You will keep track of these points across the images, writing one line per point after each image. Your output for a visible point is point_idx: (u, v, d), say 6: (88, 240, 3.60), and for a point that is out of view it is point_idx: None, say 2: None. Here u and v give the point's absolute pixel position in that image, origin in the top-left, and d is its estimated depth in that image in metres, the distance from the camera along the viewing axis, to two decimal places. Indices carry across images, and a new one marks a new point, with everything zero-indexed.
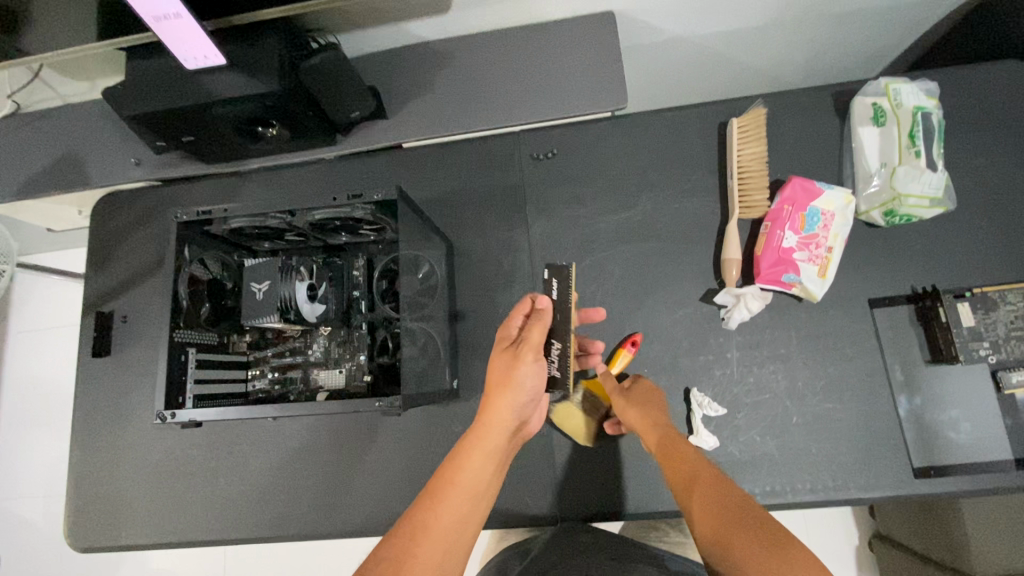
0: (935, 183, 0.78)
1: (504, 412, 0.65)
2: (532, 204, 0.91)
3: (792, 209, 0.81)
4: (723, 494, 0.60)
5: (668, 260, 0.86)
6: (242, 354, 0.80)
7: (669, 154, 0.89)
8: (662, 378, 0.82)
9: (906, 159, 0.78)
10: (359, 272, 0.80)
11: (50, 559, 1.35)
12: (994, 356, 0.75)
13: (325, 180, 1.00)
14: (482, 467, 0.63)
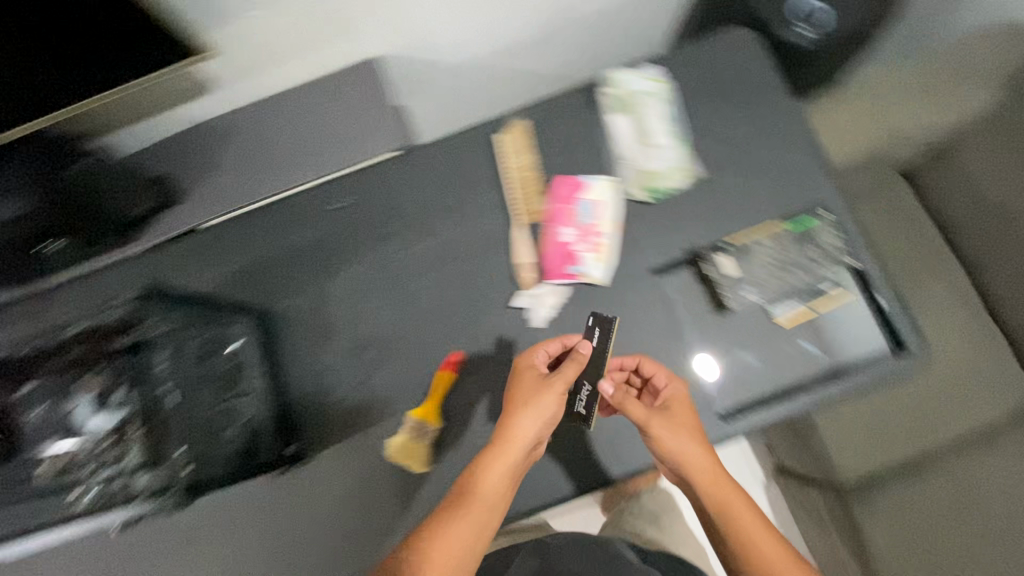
0: (672, 157, 0.87)
1: (517, 445, 0.73)
2: (337, 254, 0.94)
3: (563, 206, 0.88)
4: (732, 502, 0.73)
5: (471, 277, 0.91)
6: (48, 484, 0.76)
7: (454, 179, 0.94)
8: (486, 389, 0.86)
9: (642, 145, 0.88)
10: (157, 364, 0.79)
11: None
12: (758, 296, 0.83)
13: (124, 279, 0.93)
14: (501, 481, 0.72)
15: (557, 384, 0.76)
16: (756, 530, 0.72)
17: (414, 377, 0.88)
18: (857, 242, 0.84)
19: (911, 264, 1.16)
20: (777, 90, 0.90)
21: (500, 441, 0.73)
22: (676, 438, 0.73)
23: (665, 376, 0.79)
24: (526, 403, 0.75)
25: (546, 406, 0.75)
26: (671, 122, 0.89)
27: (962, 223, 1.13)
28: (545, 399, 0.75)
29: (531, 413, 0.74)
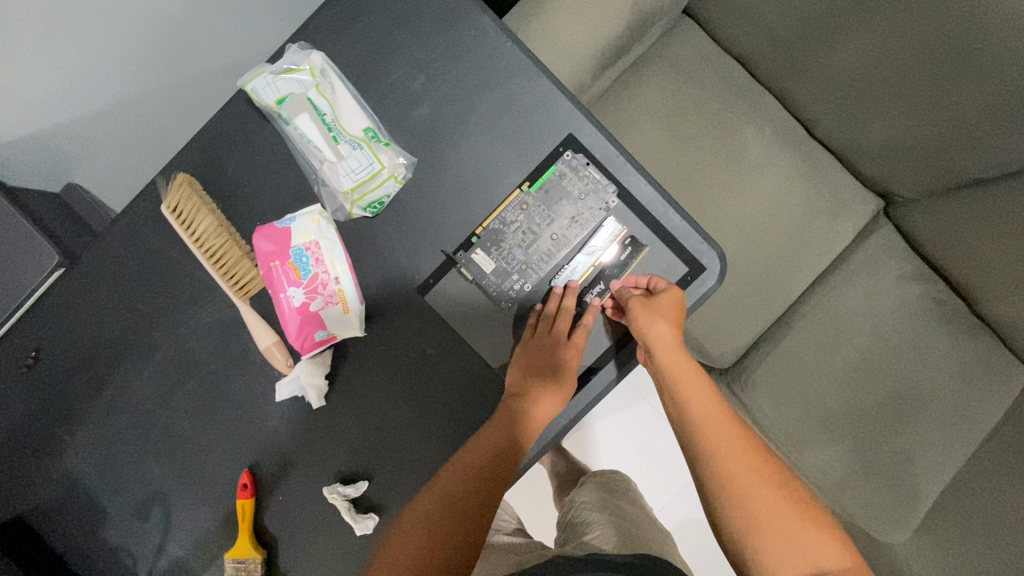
0: (362, 159, 0.68)
1: (536, 413, 0.68)
2: (65, 415, 0.76)
3: (278, 263, 0.69)
4: (710, 411, 0.65)
5: (225, 376, 0.75)
6: None
7: (148, 272, 0.75)
8: (296, 491, 0.74)
9: (323, 156, 0.69)
10: None
11: None
12: (527, 284, 0.72)
13: None
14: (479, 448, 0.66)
15: (584, 319, 0.70)
16: (731, 441, 0.62)
17: (212, 509, 0.75)
18: (616, 164, 0.70)
19: (721, 117, 1.04)
20: (464, 3, 0.70)
21: (536, 395, 0.68)
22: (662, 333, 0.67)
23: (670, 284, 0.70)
24: (531, 346, 0.70)
25: (569, 357, 0.69)
26: (340, 114, 0.69)
27: (753, 52, 1.00)
28: (549, 353, 0.69)
29: (524, 382, 0.69)
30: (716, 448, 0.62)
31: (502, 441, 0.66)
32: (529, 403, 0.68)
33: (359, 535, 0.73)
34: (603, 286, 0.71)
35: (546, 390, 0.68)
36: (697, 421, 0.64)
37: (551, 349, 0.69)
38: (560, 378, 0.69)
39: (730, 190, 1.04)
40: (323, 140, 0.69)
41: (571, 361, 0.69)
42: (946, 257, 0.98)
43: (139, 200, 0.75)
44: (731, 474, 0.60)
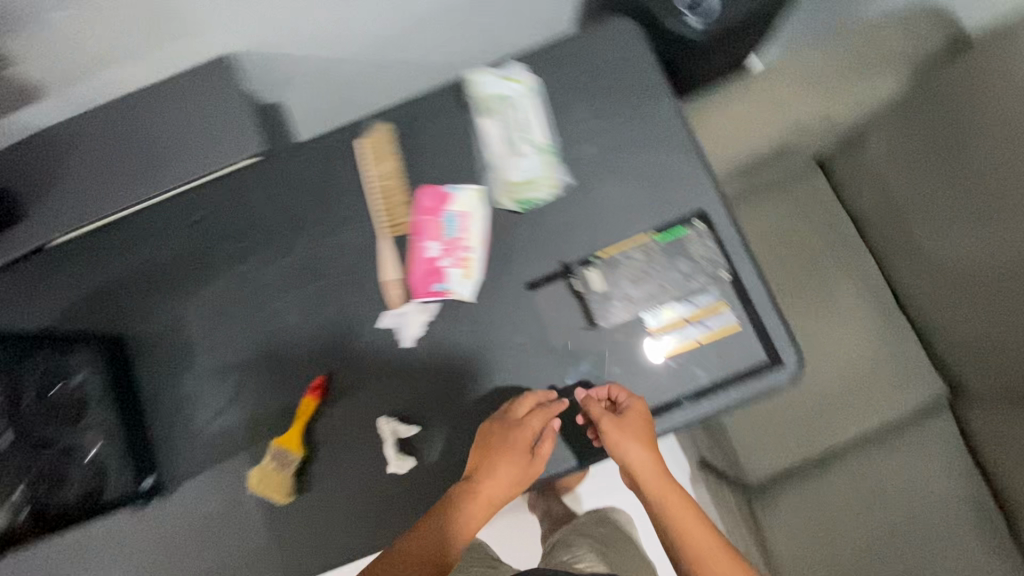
0: (535, 163, 0.81)
1: (493, 497, 0.74)
2: (194, 271, 0.87)
3: (430, 218, 0.82)
4: (677, 507, 0.75)
5: (340, 292, 0.85)
6: None
7: (317, 187, 0.87)
8: (353, 412, 0.81)
9: (503, 150, 0.83)
10: None
11: None
12: (625, 312, 0.79)
13: None
14: (428, 540, 0.72)
15: (546, 416, 0.75)
16: (699, 531, 0.74)
17: (278, 401, 0.83)
18: (734, 248, 0.80)
19: (822, 256, 1.13)
20: (656, 83, 0.85)
21: (495, 481, 0.74)
22: (634, 449, 0.73)
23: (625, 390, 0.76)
24: (488, 443, 0.75)
25: (529, 450, 0.75)
26: (530, 124, 0.83)
27: (870, 214, 1.10)
28: (513, 450, 0.73)
29: (482, 474, 0.74)
30: (681, 537, 0.74)
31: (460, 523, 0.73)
32: (487, 489, 0.74)
33: (389, 472, 0.79)
34: (688, 336, 0.78)
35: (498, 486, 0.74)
36: (670, 518, 0.75)
37: (516, 447, 0.73)
38: (518, 468, 0.74)
39: (809, 322, 1.11)
40: (510, 138, 0.83)
41: (529, 454, 0.75)
42: (997, 464, 1.00)
43: (337, 130, 0.89)
44: (697, 555, 0.72)
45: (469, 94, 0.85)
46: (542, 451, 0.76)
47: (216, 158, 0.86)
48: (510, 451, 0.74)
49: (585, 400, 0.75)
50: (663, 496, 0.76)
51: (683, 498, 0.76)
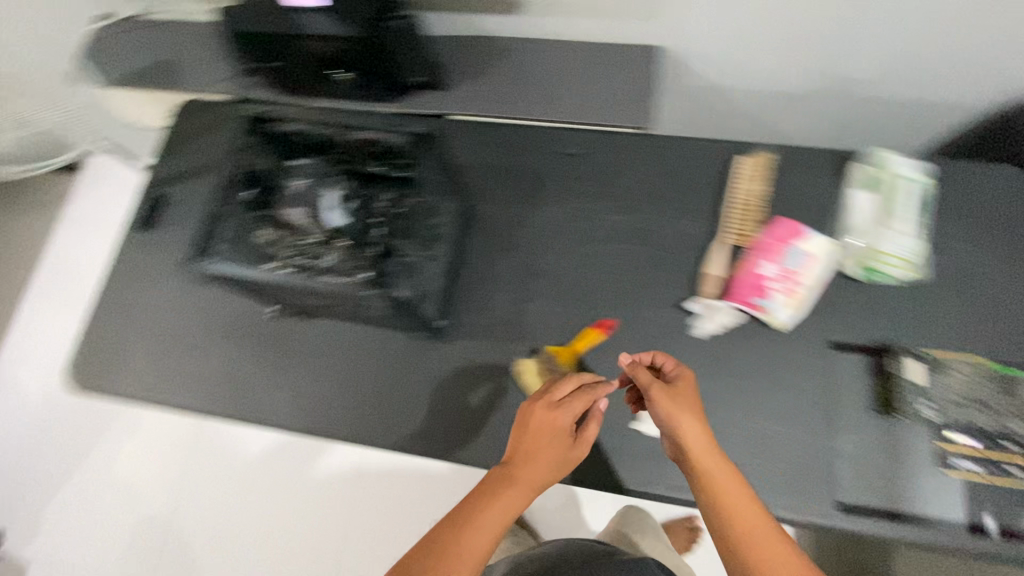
0: (908, 247, 0.86)
1: (531, 481, 0.73)
2: (550, 189, 0.99)
3: (774, 242, 0.88)
4: (736, 502, 0.67)
5: (662, 265, 0.92)
6: (263, 240, 0.89)
7: (680, 175, 0.97)
8: (627, 367, 0.88)
9: (883, 221, 0.88)
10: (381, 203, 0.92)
11: (74, 438, 1.72)
12: (932, 413, 0.81)
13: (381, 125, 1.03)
14: (492, 512, 0.70)
15: (563, 414, 0.75)
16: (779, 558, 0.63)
17: (567, 324, 0.92)
18: None
19: None
20: None
21: (541, 463, 0.74)
22: (687, 420, 0.71)
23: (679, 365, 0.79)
24: (525, 419, 0.77)
25: (568, 431, 0.76)
26: (918, 214, 0.89)
27: None
28: (530, 423, 0.76)
29: (530, 451, 0.74)
30: (744, 529, 0.65)
31: (502, 499, 0.71)
32: (532, 468, 0.73)
33: (631, 427, 0.87)
34: (982, 467, 0.78)
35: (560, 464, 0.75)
36: (730, 513, 0.66)
37: (535, 422, 0.75)
38: (551, 448, 0.75)
39: None
40: (896, 214, 0.88)
41: (568, 438, 0.76)
42: None
43: (719, 139, 0.99)
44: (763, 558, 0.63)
45: (879, 160, 0.91)
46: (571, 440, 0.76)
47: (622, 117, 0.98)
48: (574, 419, 0.76)
49: (631, 366, 0.78)
50: (716, 487, 0.68)
51: (727, 494, 0.67)
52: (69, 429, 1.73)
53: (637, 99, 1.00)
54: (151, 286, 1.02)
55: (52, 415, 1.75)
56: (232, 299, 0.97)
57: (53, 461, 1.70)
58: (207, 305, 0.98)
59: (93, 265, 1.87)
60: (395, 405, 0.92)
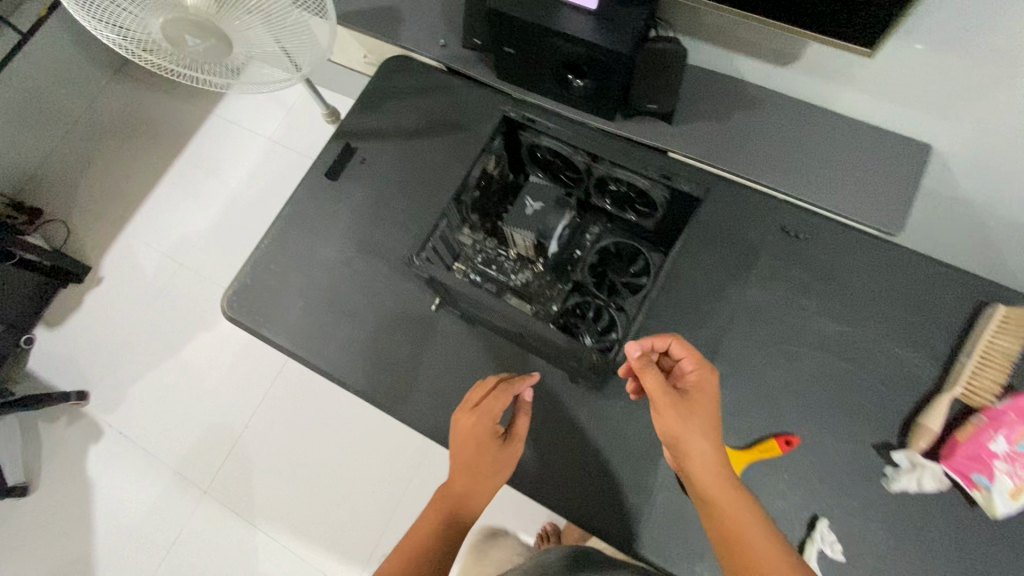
0: None
1: (464, 488, 0.79)
2: (760, 267, 0.89)
3: (1014, 417, 0.73)
4: (747, 529, 0.67)
5: (864, 393, 0.83)
6: (463, 242, 0.82)
7: (912, 298, 0.86)
8: (798, 491, 0.79)
9: None
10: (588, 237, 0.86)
11: (171, 327, 1.78)
12: None
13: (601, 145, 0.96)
14: (450, 525, 0.79)
15: (478, 416, 0.77)
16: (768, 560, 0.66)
17: (742, 421, 0.83)
18: None
19: None
20: None
21: (474, 478, 0.78)
22: (697, 437, 0.69)
23: (695, 360, 0.72)
24: (463, 438, 0.78)
25: (492, 432, 0.78)
26: None
27: None
28: (456, 431, 0.78)
29: (460, 464, 0.78)
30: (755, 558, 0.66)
31: (459, 512, 0.79)
32: (471, 486, 0.78)
33: None
34: None
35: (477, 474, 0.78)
36: (730, 538, 0.67)
37: (460, 430, 0.78)
38: (491, 457, 0.78)
39: None
40: None
41: (498, 444, 0.79)
42: None
43: (967, 273, 0.87)
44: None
45: None
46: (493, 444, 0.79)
47: (858, 211, 0.89)
48: (467, 428, 0.78)
49: (640, 366, 0.71)
50: (725, 514, 0.68)
51: (739, 523, 0.67)
52: (170, 316, 1.79)
53: (884, 200, 0.89)
54: (323, 237, 1.00)
55: (158, 298, 1.82)
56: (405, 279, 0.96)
57: (150, 341, 1.77)
58: (376, 276, 0.97)
59: (231, 169, 1.91)
60: (534, 444, 0.86)
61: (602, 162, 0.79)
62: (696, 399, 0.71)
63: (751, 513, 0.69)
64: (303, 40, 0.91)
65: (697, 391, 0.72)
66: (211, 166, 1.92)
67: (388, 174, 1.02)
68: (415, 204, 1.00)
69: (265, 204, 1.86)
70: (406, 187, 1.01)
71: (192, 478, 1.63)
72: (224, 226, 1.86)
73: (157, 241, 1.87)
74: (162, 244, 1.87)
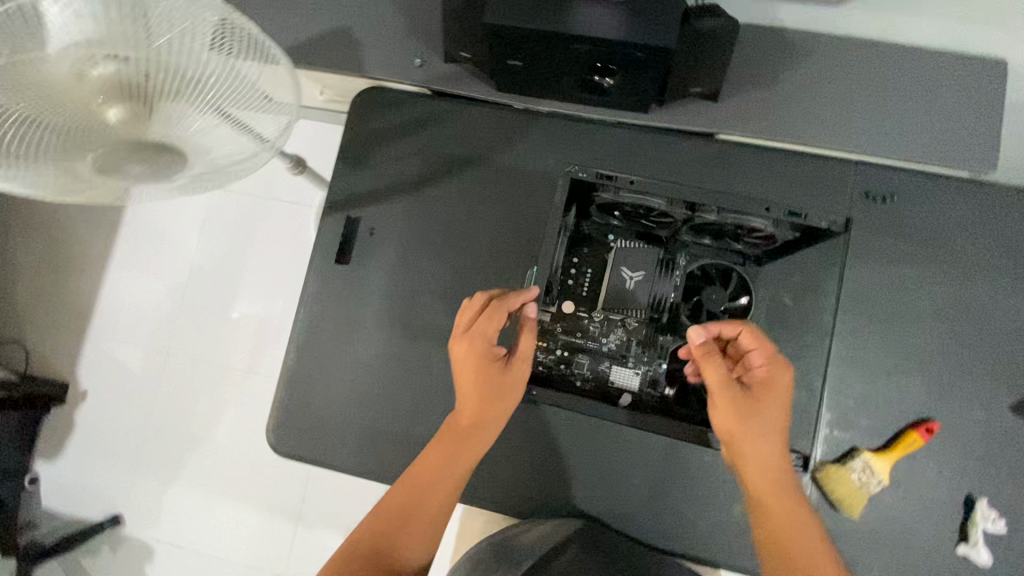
0: None
1: (465, 424, 0.71)
2: (853, 245, 0.80)
3: None
4: (794, 526, 0.62)
5: (987, 355, 0.78)
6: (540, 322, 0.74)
7: (1018, 239, 0.79)
8: (944, 476, 0.76)
9: None
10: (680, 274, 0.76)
11: (179, 424, 1.61)
12: None
13: (640, 148, 0.86)
14: (444, 469, 0.71)
15: (473, 339, 0.69)
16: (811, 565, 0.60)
17: (872, 418, 0.78)
18: None
19: None
20: None
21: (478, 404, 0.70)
22: (758, 426, 0.64)
23: (766, 352, 0.66)
24: (462, 363, 0.70)
25: (492, 357, 0.70)
26: None
27: None
28: (454, 362, 0.71)
29: (462, 397, 0.71)
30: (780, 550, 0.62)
31: (465, 446, 0.71)
32: (474, 415, 0.71)
33: (955, 551, 0.74)
34: None
35: (482, 412, 0.71)
36: (771, 528, 0.63)
37: (456, 358, 0.71)
38: (494, 380, 0.70)
39: None
40: None
41: (505, 365, 0.70)
42: None
43: None
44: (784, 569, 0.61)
45: None
46: (496, 366, 0.70)
47: (950, 160, 0.78)
48: (469, 351, 0.69)
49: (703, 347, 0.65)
50: (770, 507, 0.63)
51: (785, 519, 0.62)
52: (173, 413, 1.62)
53: (972, 134, 0.79)
54: (357, 332, 0.87)
55: (154, 395, 1.63)
56: None
57: (161, 445, 1.61)
58: (432, 363, 0.85)
59: (181, 234, 1.66)
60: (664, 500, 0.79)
61: (703, 211, 0.70)
62: (763, 397, 0.64)
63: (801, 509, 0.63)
64: (243, 93, 0.67)
65: (765, 389, 0.65)
66: (157, 236, 1.67)
67: (407, 240, 0.88)
68: (449, 268, 0.87)
69: (230, 263, 1.62)
70: (433, 251, 0.88)
71: (262, 568, 1.55)
72: (195, 299, 1.63)
73: (129, 335, 1.66)
74: (135, 336, 1.65)
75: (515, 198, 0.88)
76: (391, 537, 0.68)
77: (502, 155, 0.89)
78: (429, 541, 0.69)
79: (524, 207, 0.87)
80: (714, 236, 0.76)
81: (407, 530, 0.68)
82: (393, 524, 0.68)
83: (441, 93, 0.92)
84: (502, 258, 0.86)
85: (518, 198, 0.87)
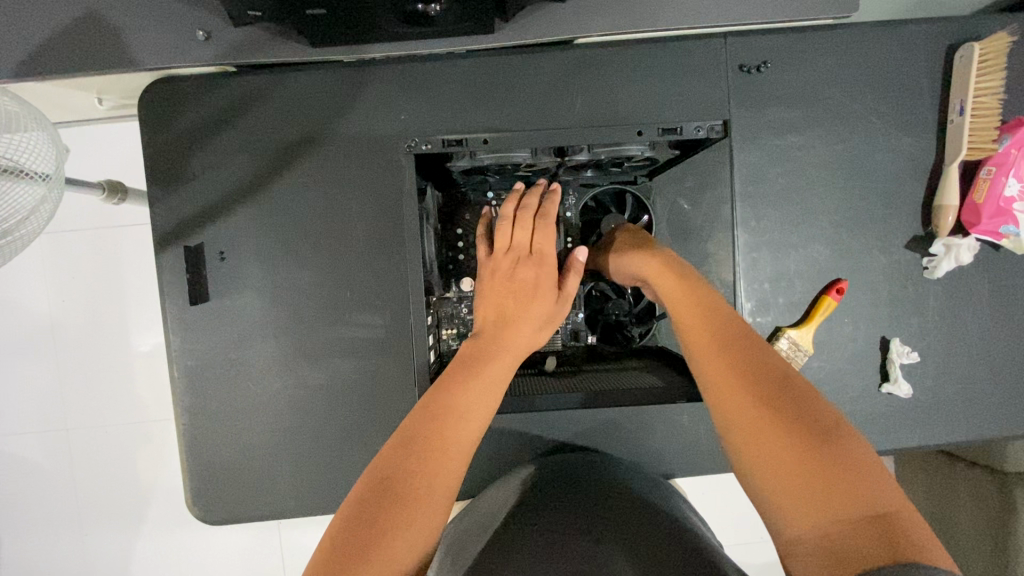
0: None
1: (505, 348, 0.61)
2: (737, 127, 0.77)
3: (1017, 153, 0.72)
4: (769, 441, 0.49)
5: (881, 201, 0.79)
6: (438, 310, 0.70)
7: (889, 77, 0.77)
8: (861, 327, 0.79)
9: None
10: (572, 216, 0.74)
11: None
12: None
13: (496, 80, 0.75)
14: (473, 418, 0.57)
15: (518, 249, 0.65)
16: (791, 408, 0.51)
17: (791, 295, 0.78)
18: None
19: None
20: None
21: (511, 327, 0.62)
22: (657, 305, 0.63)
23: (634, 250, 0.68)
24: (500, 277, 0.64)
25: (535, 278, 0.64)
26: None
27: None
28: (492, 279, 0.64)
29: (499, 320, 0.63)
30: (779, 483, 0.48)
31: (487, 388, 0.59)
32: (505, 343, 0.62)
33: (881, 390, 0.79)
34: None
35: (517, 338, 0.62)
36: (755, 461, 0.50)
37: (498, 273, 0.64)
38: (537, 308, 0.64)
39: None
40: None
41: (547, 294, 0.64)
42: None
43: (928, 19, 0.77)
44: (787, 494, 0.48)
45: None
46: (533, 286, 0.64)
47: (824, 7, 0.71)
48: (513, 261, 0.64)
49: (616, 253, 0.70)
50: (748, 438, 0.51)
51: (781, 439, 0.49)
52: None
53: None
54: (251, 371, 0.76)
55: (52, 499, 1.15)
56: (380, 362, 0.76)
57: None
58: (344, 377, 0.76)
59: None
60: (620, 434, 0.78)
61: (573, 152, 0.65)
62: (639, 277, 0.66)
63: (786, 411, 0.50)
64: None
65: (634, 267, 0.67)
66: None
67: (270, 254, 0.76)
68: (329, 271, 0.76)
69: (96, 297, 1.11)
70: (303, 256, 0.76)
71: None
72: (62, 358, 1.13)
73: None
74: (8, 434, 1.14)
75: (375, 171, 0.76)
76: (412, 457, 0.53)
77: (343, 124, 0.75)
78: (453, 482, 0.55)
79: (387, 178, 0.76)
80: (595, 168, 0.72)
81: (439, 458, 0.54)
82: (400, 459, 0.53)
83: (244, 67, 0.75)
84: (381, 241, 0.76)
85: (380, 171, 0.76)
